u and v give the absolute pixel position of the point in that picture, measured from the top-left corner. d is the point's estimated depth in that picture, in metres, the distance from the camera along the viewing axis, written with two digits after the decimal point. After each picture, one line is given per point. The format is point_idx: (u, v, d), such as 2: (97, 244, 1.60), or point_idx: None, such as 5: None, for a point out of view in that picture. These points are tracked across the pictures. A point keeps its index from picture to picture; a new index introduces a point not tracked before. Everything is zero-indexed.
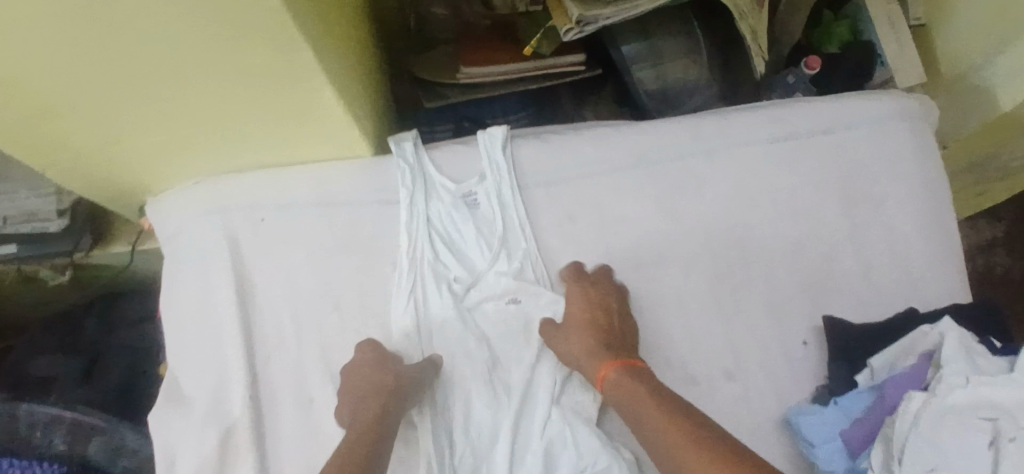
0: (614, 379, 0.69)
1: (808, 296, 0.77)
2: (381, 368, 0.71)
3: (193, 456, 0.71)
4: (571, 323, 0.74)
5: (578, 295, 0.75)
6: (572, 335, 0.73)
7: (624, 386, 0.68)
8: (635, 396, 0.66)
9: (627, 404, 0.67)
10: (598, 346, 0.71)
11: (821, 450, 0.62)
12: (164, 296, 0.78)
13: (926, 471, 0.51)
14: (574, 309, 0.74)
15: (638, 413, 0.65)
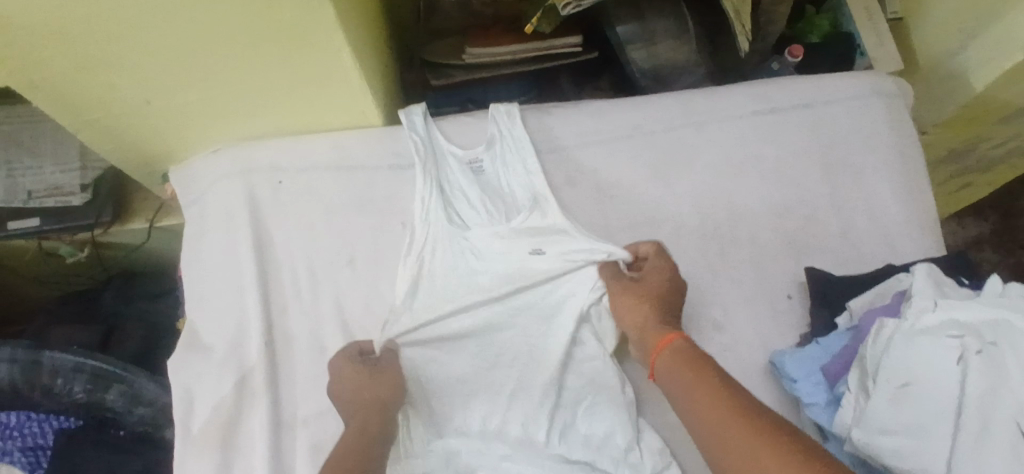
0: (674, 349, 0.70)
1: (791, 255, 0.81)
2: (381, 382, 0.70)
3: (211, 397, 0.75)
4: (644, 289, 0.74)
5: (656, 265, 0.75)
6: (642, 300, 0.73)
7: (682, 358, 0.69)
8: (689, 365, 0.68)
9: (680, 370, 0.68)
10: (660, 314, 0.73)
11: (804, 384, 0.65)
12: (188, 253, 0.83)
13: (899, 386, 0.56)
14: (648, 279, 0.75)
15: (688, 379, 0.66)
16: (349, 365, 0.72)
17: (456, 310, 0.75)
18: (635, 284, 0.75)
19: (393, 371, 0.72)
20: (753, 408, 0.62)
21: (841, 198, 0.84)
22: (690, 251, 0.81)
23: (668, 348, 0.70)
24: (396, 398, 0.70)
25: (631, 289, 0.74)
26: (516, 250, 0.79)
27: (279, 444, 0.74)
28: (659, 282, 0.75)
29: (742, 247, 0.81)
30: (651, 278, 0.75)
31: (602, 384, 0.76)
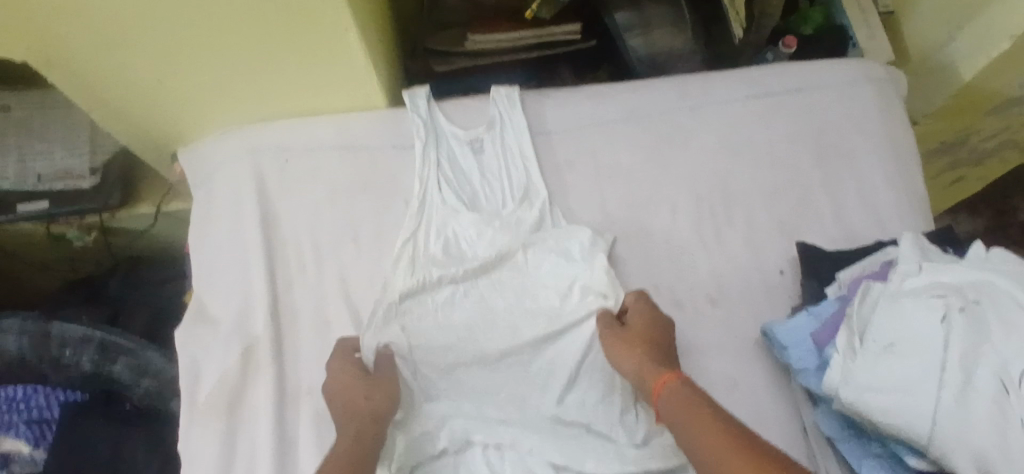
0: (671, 389, 0.68)
1: (786, 233, 0.83)
2: (376, 388, 0.70)
3: (217, 366, 0.77)
4: (631, 335, 0.73)
5: (640, 313, 0.75)
6: (632, 342, 0.73)
7: (683, 396, 0.66)
8: (689, 404, 0.65)
9: (680, 409, 0.65)
10: (653, 356, 0.71)
11: (794, 350, 0.68)
12: (197, 230, 0.85)
13: (885, 346, 0.58)
14: (634, 324, 0.75)
15: (691, 418, 0.64)
16: (343, 365, 0.72)
17: (445, 286, 0.79)
18: (622, 331, 0.74)
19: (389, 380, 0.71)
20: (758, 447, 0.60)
21: (835, 177, 0.86)
22: (684, 230, 0.83)
23: (667, 387, 0.67)
24: (389, 406, 0.70)
25: (619, 335, 0.74)
26: (506, 234, 0.81)
27: (283, 411, 0.75)
28: (646, 327, 0.74)
29: (736, 225, 0.84)
30: (636, 324, 0.75)
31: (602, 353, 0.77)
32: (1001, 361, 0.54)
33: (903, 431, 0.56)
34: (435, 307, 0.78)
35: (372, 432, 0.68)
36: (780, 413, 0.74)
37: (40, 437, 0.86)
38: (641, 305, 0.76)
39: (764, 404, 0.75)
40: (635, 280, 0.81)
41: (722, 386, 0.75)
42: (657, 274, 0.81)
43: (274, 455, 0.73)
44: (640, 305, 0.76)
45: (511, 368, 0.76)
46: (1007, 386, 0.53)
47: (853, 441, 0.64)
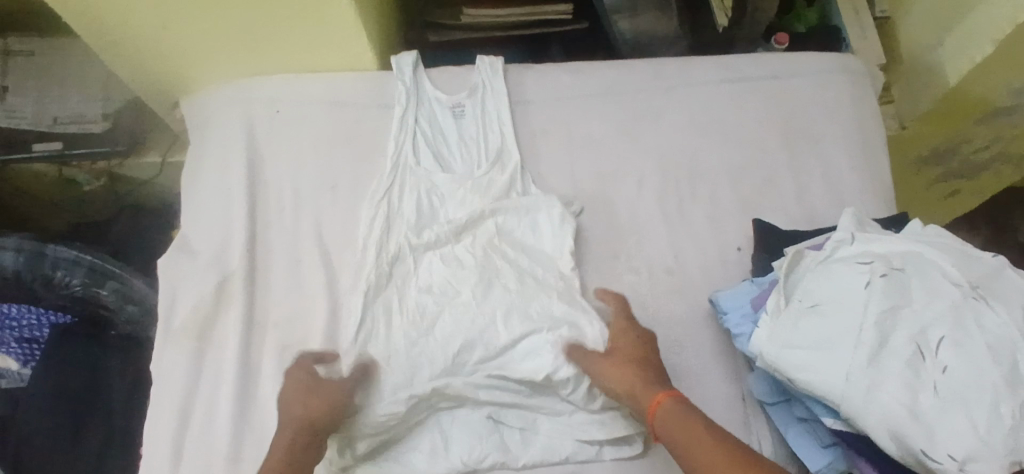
0: (666, 411, 0.66)
1: (747, 212, 0.85)
2: (325, 391, 0.70)
3: (193, 294, 0.81)
4: (616, 356, 0.72)
5: (625, 331, 0.74)
6: (620, 364, 0.71)
7: (679, 418, 0.65)
8: (686, 428, 0.64)
9: (679, 434, 0.64)
10: (646, 376, 0.70)
11: (732, 315, 0.70)
12: (189, 171, 0.90)
13: (811, 307, 0.60)
14: (619, 344, 0.74)
15: (689, 445, 0.63)
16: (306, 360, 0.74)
17: (426, 254, 0.82)
18: (608, 352, 0.73)
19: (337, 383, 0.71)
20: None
21: (800, 164, 0.88)
22: (648, 202, 0.86)
23: (661, 410, 0.66)
24: (331, 416, 0.69)
25: (605, 356, 0.73)
26: (476, 199, 0.85)
27: (250, 340, 0.79)
28: (632, 347, 0.73)
29: (700, 202, 0.86)
30: (622, 343, 0.74)
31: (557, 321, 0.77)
32: (920, 326, 0.56)
33: (819, 390, 0.57)
34: (410, 263, 0.81)
35: (310, 443, 0.68)
36: (722, 381, 0.76)
37: (30, 356, 0.93)
38: (625, 321, 0.75)
39: (708, 371, 0.77)
40: (595, 245, 0.84)
41: (668, 350, 0.77)
42: (617, 242, 0.84)
43: (238, 378, 0.76)
44: (625, 323, 0.75)
45: None
46: (922, 350, 0.56)
47: (781, 405, 0.66)
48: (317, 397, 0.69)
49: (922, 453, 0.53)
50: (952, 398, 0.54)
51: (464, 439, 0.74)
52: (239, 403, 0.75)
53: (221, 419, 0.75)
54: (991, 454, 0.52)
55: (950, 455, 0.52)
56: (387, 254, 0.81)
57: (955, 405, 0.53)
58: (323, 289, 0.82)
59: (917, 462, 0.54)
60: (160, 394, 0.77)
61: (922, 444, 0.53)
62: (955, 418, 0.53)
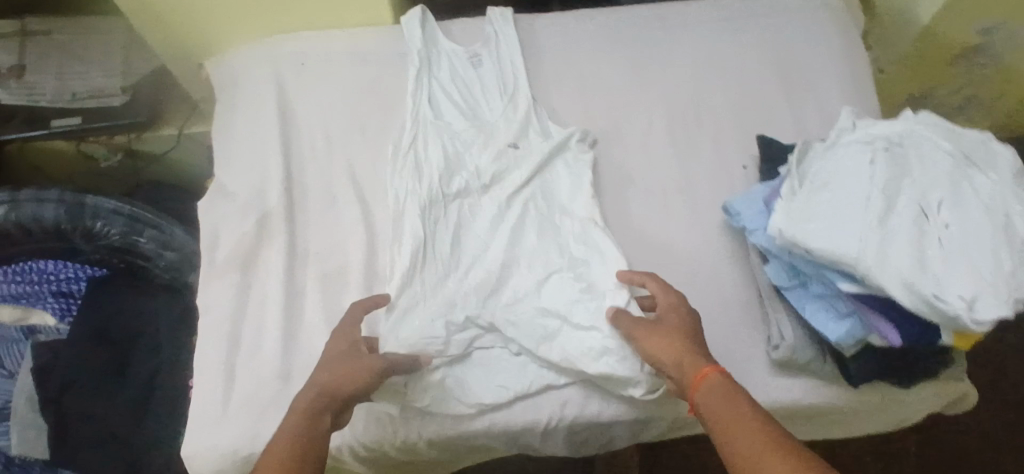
0: (712, 386, 0.66)
1: (750, 136, 0.92)
2: (356, 364, 0.70)
3: (235, 232, 0.85)
4: (667, 328, 0.72)
5: (675, 307, 0.74)
6: (670, 337, 0.71)
7: (720, 393, 0.65)
8: (733, 404, 0.64)
9: (724, 407, 0.64)
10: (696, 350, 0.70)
11: (747, 214, 0.77)
12: (221, 123, 0.95)
13: (822, 185, 0.66)
14: (668, 318, 0.73)
15: (735, 419, 0.63)
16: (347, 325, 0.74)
17: (456, 184, 0.86)
18: (659, 324, 0.73)
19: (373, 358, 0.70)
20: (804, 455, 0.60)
21: (796, 92, 0.95)
22: (658, 131, 0.92)
23: (705, 384, 0.66)
24: (359, 388, 0.68)
25: (655, 328, 0.73)
26: (497, 138, 0.90)
27: (292, 271, 0.83)
28: (682, 322, 0.73)
29: (705, 129, 0.92)
30: (672, 318, 0.73)
31: (576, 261, 0.82)
32: (922, 191, 0.63)
33: (835, 253, 0.62)
34: (441, 193, 0.85)
35: (325, 407, 0.67)
36: (740, 284, 0.82)
37: (67, 310, 0.96)
38: (676, 300, 0.75)
39: (724, 276, 0.82)
40: (611, 172, 0.90)
41: (686, 259, 0.84)
42: (632, 168, 0.90)
43: (284, 306, 0.81)
44: (675, 301, 0.75)
45: (509, 245, 0.84)
46: (925, 210, 0.62)
47: (797, 288, 0.73)
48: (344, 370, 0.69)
49: (935, 297, 0.59)
50: (955, 247, 0.60)
51: (500, 352, 0.80)
52: (286, 328, 0.80)
53: (270, 343, 0.80)
54: (996, 293, 0.58)
55: (959, 296, 0.58)
56: (417, 185, 0.85)
57: (958, 254, 0.60)
58: (358, 222, 0.86)
59: (929, 309, 0.60)
60: (211, 323, 0.82)
61: (933, 290, 0.59)
62: (960, 264, 0.59)
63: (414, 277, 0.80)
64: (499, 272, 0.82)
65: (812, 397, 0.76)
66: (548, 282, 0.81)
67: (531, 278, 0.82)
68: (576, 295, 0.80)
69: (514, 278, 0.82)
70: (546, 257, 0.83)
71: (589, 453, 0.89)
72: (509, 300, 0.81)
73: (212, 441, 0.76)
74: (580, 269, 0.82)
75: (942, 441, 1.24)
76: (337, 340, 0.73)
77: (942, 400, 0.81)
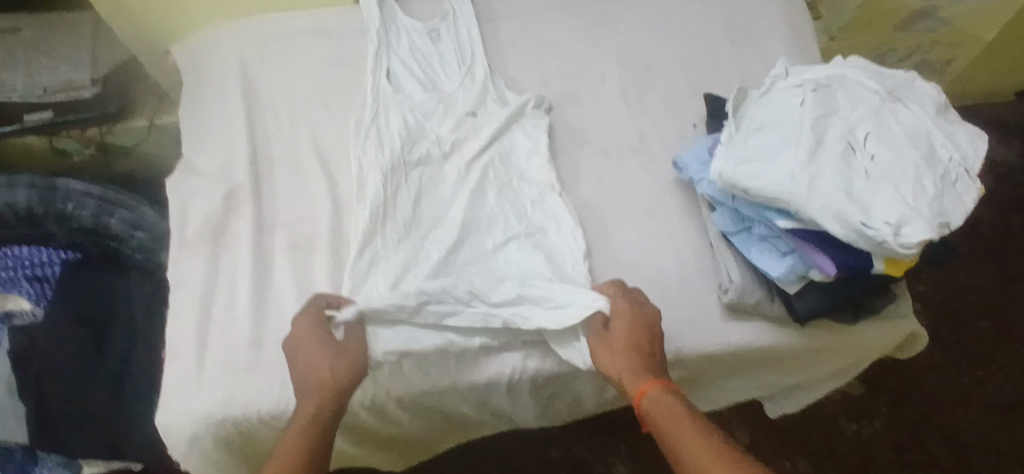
0: (652, 402, 0.71)
1: (699, 97, 0.96)
2: (341, 362, 0.72)
3: (203, 206, 0.87)
4: (613, 342, 0.75)
5: (625, 318, 0.75)
6: (617, 351, 0.74)
7: (662, 409, 0.70)
8: (670, 416, 0.70)
9: (663, 421, 0.70)
10: (641, 363, 0.73)
11: (694, 166, 0.81)
12: (188, 105, 0.97)
13: (758, 128, 0.70)
14: (616, 330, 0.75)
15: (672, 435, 0.68)
16: (304, 323, 0.73)
17: (416, 152, 0.89)
18: (606, 339, 0.75)
19: (353, 350, 0.73)
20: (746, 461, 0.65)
21: (741, 54, 0.99)
22: (612, 95, 0.96)
23: (646, 399, 0.71)
24: (348, 383, 0.72)
25: (604, 343, 0.75)
26: (456, 108, 0.93)
27: (261, 240, 0.85)
28: (632, 333, 0.74)
29: (656, 91, 0.96)
30: (619, 329, 0.75)
31: (535, 228, 0.85)
32: (848, 129, 0.68)
33: (774, 189, 0.65)
34: (405, 161, 0.88)
35: (331, 414, 0.70)
36: (692, 234, 0.85)
37: (40, 294, 0.96)
38: (627, 309, 0.76)
39: (677, 228, 0.86)
40: (567, 135, 0.93)
41: (642, 213, 0.87)
42: (587, 132, 0.93)
43: (253, 272, 0.82)
44: (627, 312, 0.76)
45: (469, 207, 0.86)
46: (852, 145, 0.67)
47: (742, 233, 0.76)
48: (321, 376, 0.71)
49: (864, 224, 0.62)
50: (879, 178, 0.65)
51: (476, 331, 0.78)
52: (256, 294, 0.81)
53: (241, 310, 0.80)
54: (919, 217, 0.62)
55: (886, 222, 0.62)
56: (381, 152, 0.87)
57: (883, 185, 0.64)
58: (325, 192, 0.88)
59: (859, 237, 0.63)
60: (182, 294, 0.82)
61: (862, 218, 0.63)
62: (886, 194, 0.64)
63: (379, 240, 0.82)
64: (463, 231, 0.84)
65: (763, 339, 0.79)
66: (506, 252, 0.83)
67: (493, 242, 0.84)
68: (538, 263, 0.82)
69: (476, 238, 0.84)
70: (504, 223, 0.85)
71: (557, 408, 0.93)
72: (473, 264, 0.82)
73: (188, 407, 0.76)
74: (538, 233, 0.85)
75: (910, 399, 1.27)
76: (308, 334, 0.73)
77: (888, 340, 0.85)
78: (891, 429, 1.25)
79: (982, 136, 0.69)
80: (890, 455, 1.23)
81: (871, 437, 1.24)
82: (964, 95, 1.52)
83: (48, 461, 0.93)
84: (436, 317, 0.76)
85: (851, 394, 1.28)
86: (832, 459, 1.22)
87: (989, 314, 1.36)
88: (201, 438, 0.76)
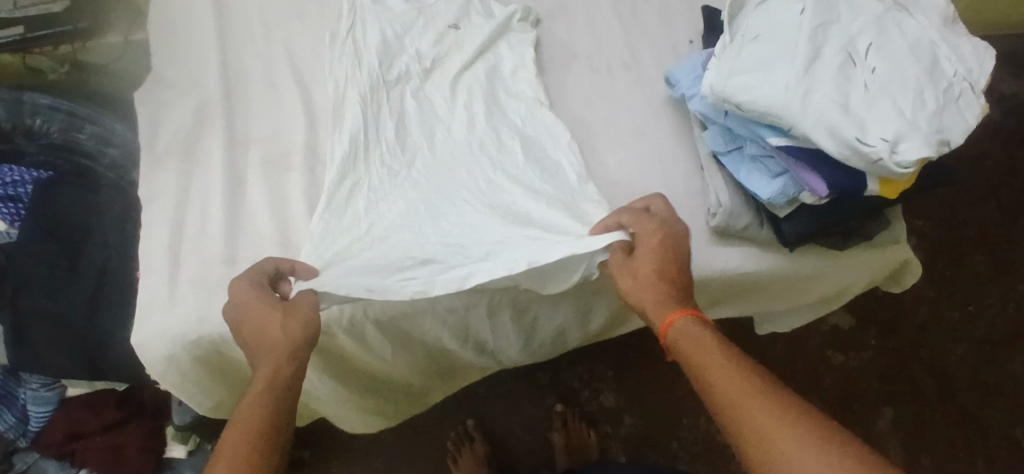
0: (682, 332, 0.64)
1: (695, 12, 0.91)
2: (293, 322, 0.64)
3: (173, 120, 0.84)
4: (639, 267, 0.67)
5: (653, 240, 0.67)
6: (642, 277, 0.66)
7: (693, 340, 0.63)
8: (703, 347, 0.62)
9: (694, 352, 0.63)
10: (668, 290, 0.66)
11: (686, 82, 0.77)
12: (157, 12, 0.93)
13: (753, 39, 0.67)
14: (643, 255, 0.67)
15: (704, 366, 0.61)
16: (244, 289, 0.66)
17: (396, 71, 0.85)
18: (633, 264, 0.67)
19: (302, 309, 0.65)
20: (788, 399, 0.58)
21: None
22: (603, 10, 0.92)
23: (677, 329, 0.64)
24: (309, 337, 0.65)
25: (626, 268, 0.67)
26: (438, 20, 0.89)
27: (234, 154, 0.82)
28: (660, 257, 0.67)
29: (652, 6, 0.92)
30: (647, 254, 0.67)
31: (533, 159, 0.80)
32: (848, 40, 0.64)
33: (765, 103, 0.62)
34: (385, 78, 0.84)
35: (293, 371, 0.64)
36: (682, 154, 0.82)
37: (14, 214, 0.95)
38: (656, 232, 0.68)
39: (668, 148, 0.82)
40: (555, 51, 0.90)
41: (631, 131, 0.83)
42: (576, 47, 0.90)
43: (226, 188, 0.79)
44: (656, 234, 0.68)
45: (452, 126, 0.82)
46: (853, 58, 0.63)
47: (733, 153, 0.73)
48: (280, 332, 0.64)
49: (859, 140, 0.59)
50: (879, 92, 0.61)
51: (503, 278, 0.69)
52: (230, 209, 0.79)
53: (214, 227, 0.77)
54: (917, 133, 0.59)
55: (882, 139, 0.59)
56: (358, 67, 0.84)
57: (881, 98, 0.61)
58: (301, 106, 0.85)
59: (854, 154, 0.60)
60: (153, 209, 0.80)
61: (857, 135, 0.59)
62: (883, 109, 0.60)
63: (359, 161, 0.78)
64: (452, 152, 0.80)
65: (752, 263, 0.77)
66: (504, 188, 0.77)
67: (484, 167, 0.79)
68: (540, 205, 0.75)
69: (461, 161, 0.79)
70: (506, 170, 0.79)
71: (542, 337, 0.91)
72: (474, 212, 0.75)
73: (161, 326, 0.73)
74: (532, 152, 0.80)
75: (900, 332, 1.27)
76: (256, 291, 0.66)
77: (878, 268, 0.83)
78: (879, 362, 1.25)
79: (990, 49, 0.65)
80: (876, 387, 1.23)
81: (858, 370, 1.24)
82: (978, 24, 1.46)
83: (31, 383, 0.94)
84: (453, 285, 0.68)
85: (841, 328, 1.27)
86: (817, 389, 1.23)
87: (987, 249, 1.34)
88: (178, 357, 0.75)
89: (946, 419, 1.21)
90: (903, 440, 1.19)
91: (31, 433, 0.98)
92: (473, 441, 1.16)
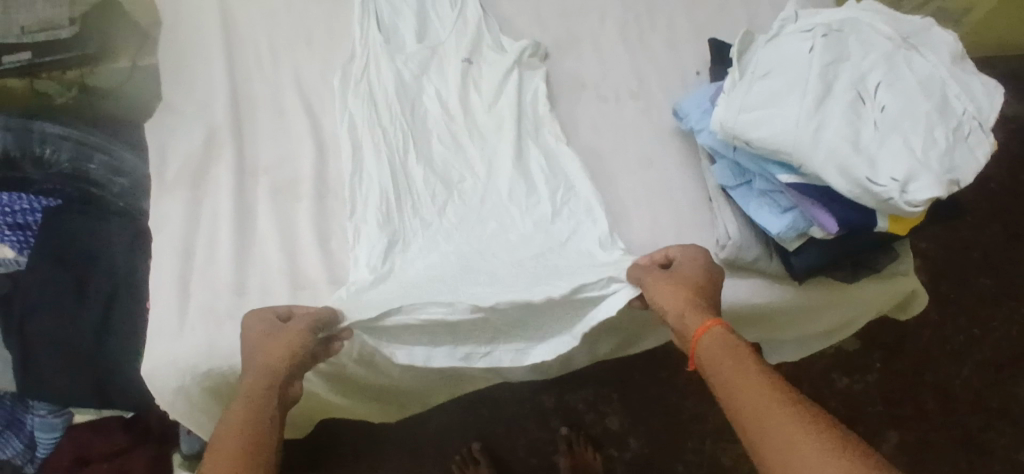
0: (715, 338, 0.64)
1: (702, 43, 0.92)
2: (279, 344, 0.65)
3: (183, 146, 0.85)
4: (679, 278, 0.69)
5: (690, 260, 0.71)
6: (680, 286, 0.68)
7: (724, 347, 0.64)
8: (734, 356, 0.63)
9: (725, 359, 0.63)
10: (702, 302, 0.67)
11: (695, 114, 0.78)
12: (167, 41, 0.93)
13: (763, 76, 0.67)
14: (685, 269, 0.70)
15: (736, 374, 0.62)
16: (256, 318, 0.69)
17: (406, 106, 0.86)
18: (672, 274, 0.69)
19: (292, 333, 0.66)
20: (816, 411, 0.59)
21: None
22: (612, 41, 0.93)
23: (711, 335, 0.64)
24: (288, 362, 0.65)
25: (666, 273, 0.70)
26: (450, 57, 0.90)
27: (243, 184, 0.82)
28: (700, 275, 0.70)
29: (660, 36, 0.93)
30: (687, 270, 0.70)
31: (560, 202, 0.80)
32: (858, 76, 0.65)
33: (777, 141, 0.62)
34: (394, 113, 0.85)
35: (269, 391, 0.64)
36: (691, 187, 0.82)
37: (23, 243, 0.94)
38: (694, 254, 0.71)
39: (678, 180, 0.82)
40: (565, 81, 0.90)
41: (639, 162, 0.84)
42: (585, 77, 0.90)
43: (236, 218, 0.80)
44: (694, 256, 0.71)
45: (460, 159, 0.83)
46: (862, 96, 0.64)
47: (743, 187, 0.73)
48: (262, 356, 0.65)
49: (869, 179, 0.60)
50: (889, 130, 0.62)
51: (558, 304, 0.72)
52: (239, 238, 0.79)
53: (222, 256, 0.78)
54: (928, 171, 0.59)
55: (893, 179, 0.59)
56: (369, 104, 0.85)
57: (891, 136, 0.61)
58: (310, 136, 0.85)
59: (864, 192, 0.60)
60: (163, 237, 0.79)
61: (868, 174, 0.60)
62: (893, 148, 0.61)
63: (368, 198, 0.79)
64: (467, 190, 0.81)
65: (760, 295, 0.77)
66: (536, 239, 0.77)
67: (513, 217, 0.79)
68: (568, 250, 0.77)
69: (480, 201, 0.80)
70: (536, 219, 0.79)
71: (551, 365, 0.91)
72: (504, 262, 0.75)
73: (170, 355, 0.72)
74: (561, 192, 0.81)
75: (906, 355, 1.26)
76: (255, 319, 0.68)
77: (886, 299, 0.83)
78: (885, 385, 1.24)
79: (999, 86, 0.65)
80: (879, 410, 1.23)
81: (862, 393, 1.24)
82: (982, 50, 1.47)
83: (39, 409, 0.95)
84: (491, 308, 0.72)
85: (847, 351, 1.27)
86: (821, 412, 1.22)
87: (993, 273, 1.34)
88: (186, 388, 0.74)
89: (948, 442, 1.21)
90: (907, 463, 1.19)
91: (37, 459, 0.98)
92: (476, 463, 1.15)
